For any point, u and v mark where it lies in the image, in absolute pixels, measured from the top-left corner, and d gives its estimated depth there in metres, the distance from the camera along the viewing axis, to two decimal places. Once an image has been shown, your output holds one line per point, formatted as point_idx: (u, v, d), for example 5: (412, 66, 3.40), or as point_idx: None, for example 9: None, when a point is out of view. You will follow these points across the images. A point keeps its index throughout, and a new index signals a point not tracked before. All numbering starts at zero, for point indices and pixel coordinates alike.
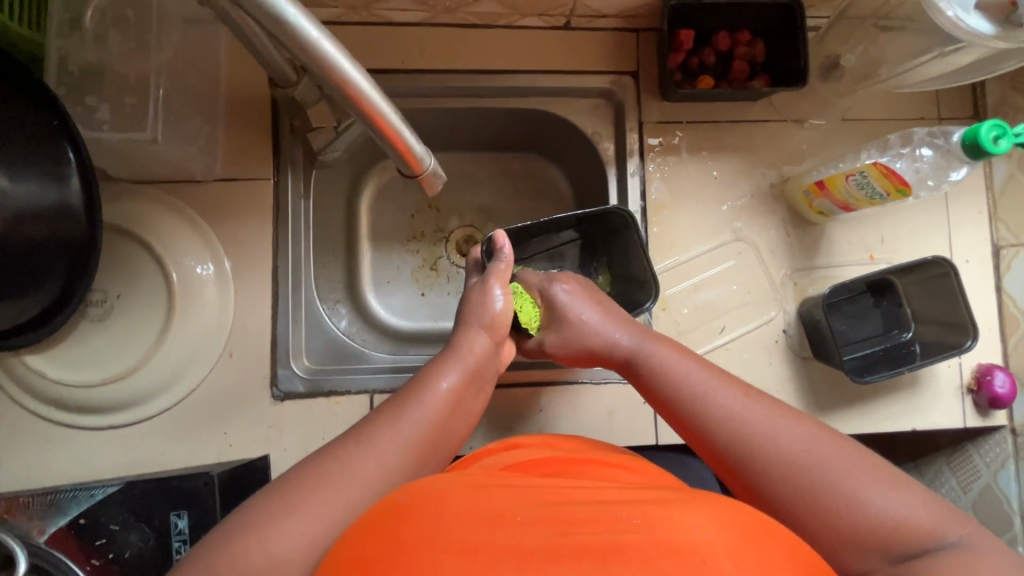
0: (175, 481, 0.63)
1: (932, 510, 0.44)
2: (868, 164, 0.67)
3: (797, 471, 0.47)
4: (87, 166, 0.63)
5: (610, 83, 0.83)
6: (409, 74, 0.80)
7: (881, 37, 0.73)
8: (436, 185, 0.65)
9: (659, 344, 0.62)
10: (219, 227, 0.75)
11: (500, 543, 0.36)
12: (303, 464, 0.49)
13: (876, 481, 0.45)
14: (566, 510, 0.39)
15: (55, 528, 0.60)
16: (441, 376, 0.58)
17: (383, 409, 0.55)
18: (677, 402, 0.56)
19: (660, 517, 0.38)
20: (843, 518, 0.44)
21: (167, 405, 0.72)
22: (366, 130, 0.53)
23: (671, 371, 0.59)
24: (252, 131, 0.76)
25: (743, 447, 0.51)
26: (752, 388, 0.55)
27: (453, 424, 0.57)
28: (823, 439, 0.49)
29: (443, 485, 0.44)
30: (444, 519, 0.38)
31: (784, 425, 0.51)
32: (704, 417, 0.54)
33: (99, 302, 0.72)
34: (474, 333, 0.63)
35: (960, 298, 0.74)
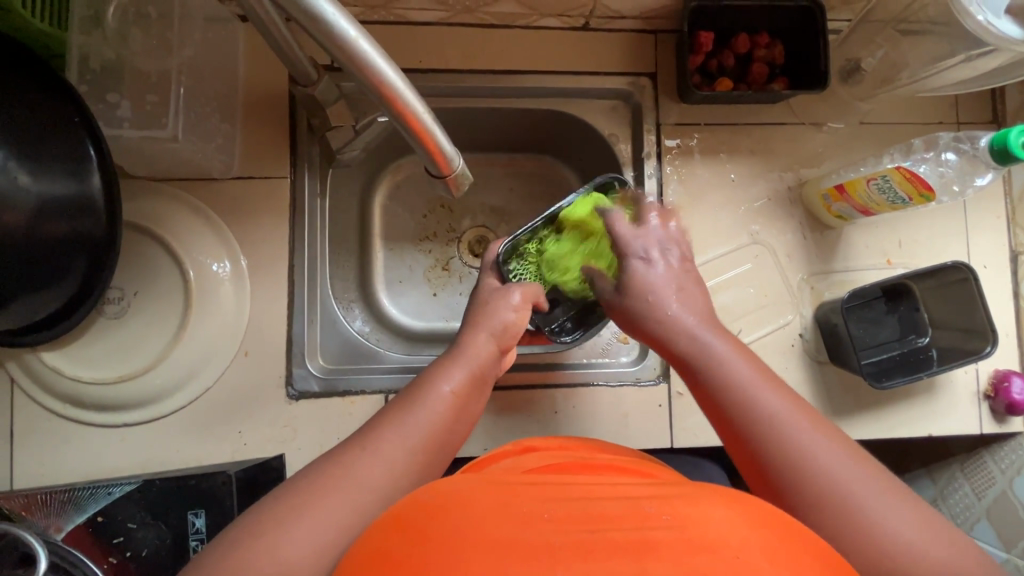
0: (192, 480, 0.63)
1: (953, 548, 0.43)
2: (890, 168, 0.66)
3: (838, 490, 0.45)
4: (107, 163, 0.63)
5: (627, 85, 0.82)
6: (427, 74, 0.80)
7: (903, 41, 0.73)
8: (461, 189, 0.64)
9: (725, 336, 0.57)
10: (235, 225, 0.75)
11: (529, 538, 0.36)
12: (319, 465, 0.49)
13: (914, 520, 0.44)
14: (593, 507, 0.39)
15: (73, 525, 0.60)
16: (443, 379, 0.57)
17: (387, 410, 0.54)
18: (721, 392, 0.53)
19: (688, 514, 0.38)
20: (873, 537, 0.43)
21: (182, 403, 0.72)
22: (398, 129, 0.52)
23: (727, 359, 0.55)
24: (269, 129, 0.76)
25: (782, 453, 0.48)
26: (798, 397, 0.53)
27: (457, 426, 0.55)
28: (864, 468, 0.47)
29: (466, 483, 0.43)
30: (472, 517, 0.38)
31: (831, 443, 0.48)
32: (748, 414, 0.51)
33: (115, 300, 0.72)
34: (480, 335, 0.62)
35: (978, 302, 0.74)
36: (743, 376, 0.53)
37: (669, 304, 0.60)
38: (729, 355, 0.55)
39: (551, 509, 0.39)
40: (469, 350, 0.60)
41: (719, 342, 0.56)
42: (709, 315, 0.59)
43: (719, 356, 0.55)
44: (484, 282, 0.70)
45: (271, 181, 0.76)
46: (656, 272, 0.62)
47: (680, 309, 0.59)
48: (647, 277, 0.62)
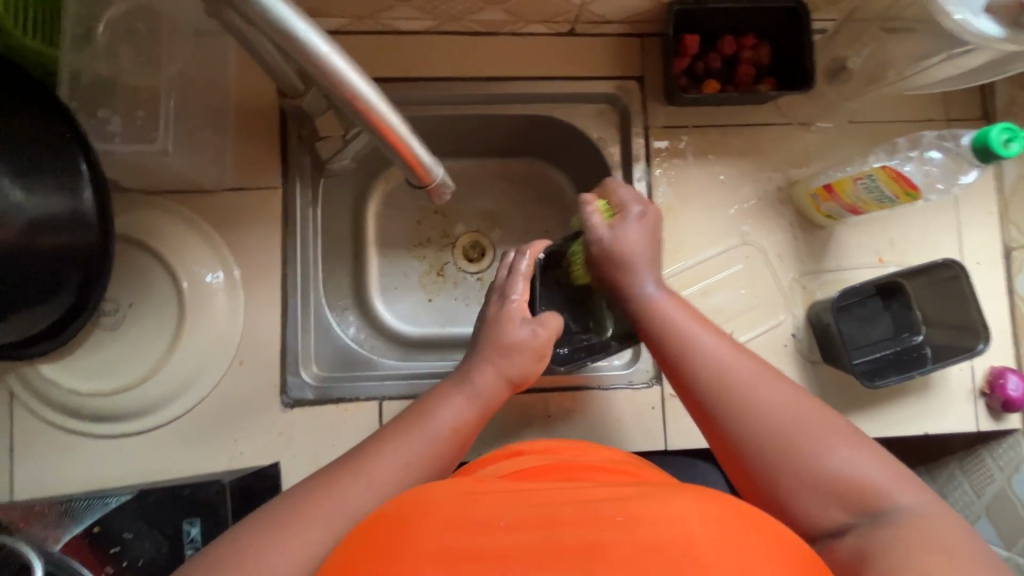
0: (187, 490, 0.64)
1: (894, 475, 0.47)
2: (875, 168, 0.67)
3: (775, 424, 0.51)
4: (99, 176, 0.64)
5: (615, 89, 0.83)
6: (416, 83, 0.81)
7: (888, 40, 0.73)
8: (444, 196, 0.65)
9: (670, 290, 0.64)
10: (227, 236, 0.75)
11: (484, 547, 0.37)
12: (307, 484, 0.50)
13: (844, 445, 0.48)
14: (552, 509, 0.40)
15: (70, 536, 0.61)
16: (447, 412, 0.59)
17: (386, 436, 0.56)
18: (668, 344, 0.59)
19: (640, 512, 0.38)
20: (812, 471, 0.48)
21: (177, 413, 0.72)
22: (375, 141, 0.53)
23: (667, 312, 0.61)
24: (260, 141, 0.76)
25: (725, 397, 0.54)
26: (737, 344, 0.58)
27: (453, 461, 0.57)
28: (801, 402, 0.52)
29: (435, 490, 0.44)
30: (433, 525, 0.39)
31: (771, 382, 0.53)
32: (692, 363, 0.57)
33: (111, 312, 0.73)
34: (491, 367, 0.62)
35: (970, 297, 0.74)
36: (686, 328, 0.59)
37: (635, 257, 0.65)
38: (671, 307, 0.62)
39: (508, 517, 0.39)
40: (478, 380, 0.61)
41: (660, 294, 0.63)
42: (659, 268, 0.66)
43: (661, 308, 0.62)
44: (510, 305, 0.67)
45: (262, 192, 0.76)
46: (631, 230, 0.67)
47: (639, 259, 0.65)
48: (622, 236, 0.66)
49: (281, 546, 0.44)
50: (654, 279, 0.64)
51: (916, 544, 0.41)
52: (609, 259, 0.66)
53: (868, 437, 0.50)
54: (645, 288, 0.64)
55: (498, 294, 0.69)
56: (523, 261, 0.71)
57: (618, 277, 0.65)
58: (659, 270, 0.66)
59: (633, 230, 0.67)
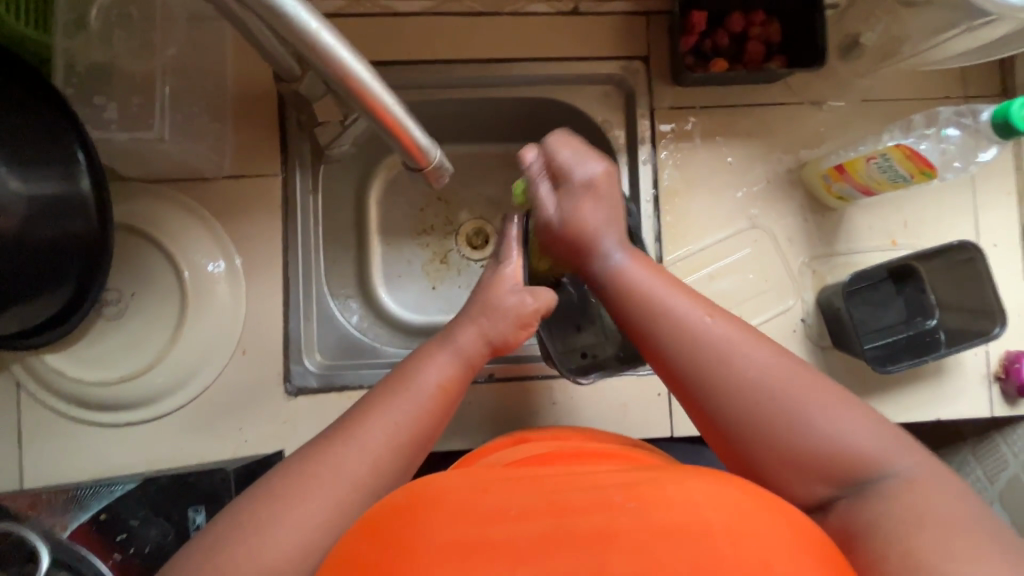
0: (192, 478, 0.63)
1: (887, 442, 0.45)
2: (890, 146, 0.64)
3: (757, 400, 0.48)
4: (96, 165, 0.63)
5: (619, 69, 0.81)
6: (416, 66, 0.79)
7: (903, 12, 0.70)
8: (444, 179, 0.63)
9: (636, 255, 0.60)
10: (228, 224, 0.75)
11: (496, 537, 0.36)
12: (306, 455, 0.50)
13: (834, 410, 0.46)
14: (561, 495, 0.39)
15: (77, 523, 0.61)
16: (427, 370, 0.58)
17: (367, 401, 0.55)
18: (637, 317, 0.56)
19: (655, 500, 0.38)
20: (796, 444, 0.46)
21: (182, 401, 0.72)
22: (369, 122, 0.51)
23: (637, 282, 0.57)
24: (260, 128, 0.75)
25: (706, 373, 0.50)
26: (716, 308, 0.55)
27: (441, 420, 0.56)
28: (782, 365, 0.49)
29: (442, 479, 0.43)
30: (443, 518, 0.38)
31: (756, 351, 0.50)
32: (662, 340, 0.53)
33: (113, 301, 0.73)
34: (473, 326, 0.61)
35: (987, 282, 0.72)
36: (656, 297, 0.56)
37: (592, 228, 0.61)
38: (636, 276, 0.58)
39: (519, 506, 0.39)
40: (461, 339, 0.60)
41: (624, 261, 0.59)
42: (622, 232, 0.62)
43: (627, 277, 0.58)
44: (502, 269, 0.65)
45: (262, 179, 0.76)
46: (580, 202, 0.62)
47: (602, 231, 0.61)
48: (572, 211, 0.61)
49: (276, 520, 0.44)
50: (618, 244, 0.61)
51: (903, 516, 0.41)
52: (571, 236, 0.62)
53: (856, 394, 0.48)
54: (610, 259, 0.60)
55: (492, 262, 0.67)
56: (513, 226, 0.68)
57: (583, 252, 0.61)
58: (623, 234, 0.62)
59: (586, 195, 0.62)
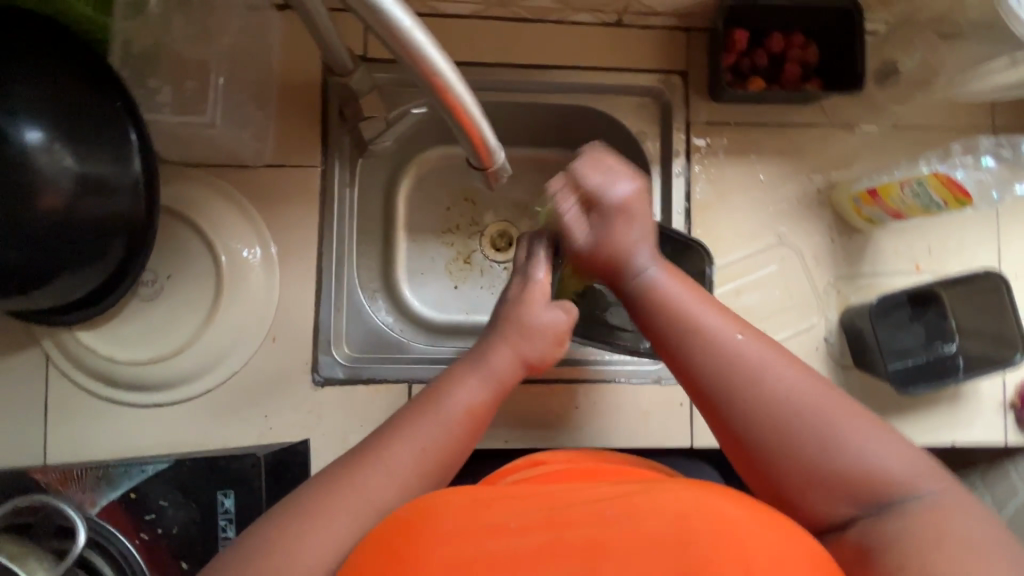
0: (223, 461, 0.63)
1: (910, 466, 0.47)
2: (926, 172, 0.66)
3: (786, 421, 0.49)
4: (147, 148, 0.64)
5: (658, 82, 0.82)
6: (459, 66, 0.80)
7: (942, 45, 0.73)
8: (500, 180, 0.64)
9: (670, 269, 0.61)
10: (266, 213, 0.75)
11: (498, 551, 0.41)
12: (318, 479, 0.51)
13: (860, 430, 0.48)
14: (556, 510, 0.44)
15: (107, 500, 0.61)
16: (457, 391, 0.59)
17: (398, 422, 0.56)
18: (668, 330, 0.56)
19: (642, 510, 0.43)
20: (823, 463, 0.47)
21: (210, 385, 0.73)
22: (443, 119, 0.52)
23: (670, 295, 0.58)
24: (303, 119, 0.76)
25: (733, 386, 0.51)
26: (743, 322, 0.56)
27: (469, 441, 0.57)
28: (813, 387, 0.50)
29: (447, 492, 0.47)
30: (451, 531, 0.42)
31: (785, 368, 0.51)
32: (690, 355, 0.54)
33: (149, 282, 0.73)
34: (508, 346, 0.62)
35: (1010, 312, 0.75)
36: (686, 313, 0.56)
37: (628, 248, 0.61)
38: (671, 292, 0.58)
39: (516, 520, 0.43)
40: (492, 360, 0.61)
41: (659, 275, 0.60)
42: (654, 245, 0.62)
43: (662, 290, 0.59)
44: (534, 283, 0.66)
45: (302, 170, 0.76)
46: (615, 227, 0.61)
47: (637, 247, 0.61)
48: (607, 237, 0.61)
49: (299, 533, 0.45)
50: (651, 259, 0.61)
51: (921, 540, 0.42)
52: (608, 261, 0.62)
53: (883, 418, 0.50)
54: (644, 273, 0.60)
55: (520, 275, 0.68)
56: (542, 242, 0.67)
57: (616, 268, 0.62)
58: (655, 249, 0.62)
59: (623, 224, 0.61)
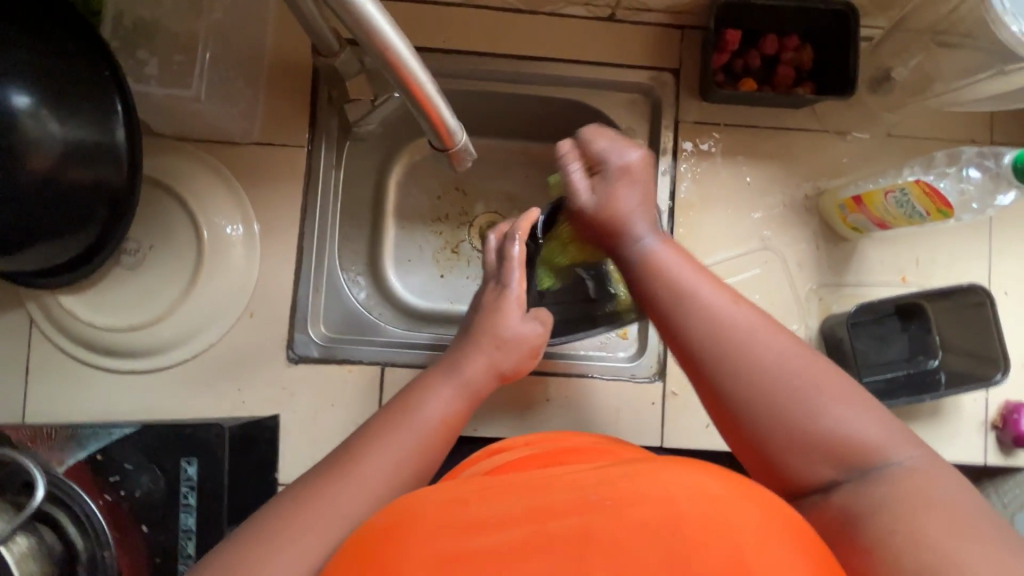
0: (188, 430, 0.64)
1: (892, 433, 0.46)
2: (909, 181, 0.64)
3: (768, 386, 0.49)
4: (132, 117, 0.65)
5: (649, 79, 0.81)
6: (449, 54, 0.81)
7: (937, 53, 0.70)
8: (466, 164, 0.64)
9: (668, 241, 0.62)
10: (251, 190, 0.77)
11: (478, 546, 0.37)
12: (292, 495, 0.49)
13: (841, 396, 0.47)
14: (542, 499, 0.40)
15: (74, 460, 0.63)
16: (429, 401, 0.60)
17: (366, 435, 0.56)
18: (663, 296, 0.57)
19: (626, 493, 0.39)
20: (803, 426, 0.47)
21: (187, 356, 0.74)
22: (404, 99, 0.53)
23: (664, 264, 0.59)
24: (292, 99, 0.78)
25: (721, 350, 0.52)
26: (733, 293, 0.56)
27: (444, 450, 0.59)
28: (798, 352, 0.50)
29: (415, 494, 0.44)
30: (426, 528, 0.39)
31: (773, 336, 0.51)
32: (681, 319, 0.55)
33: (132, 251, 0.75)
34: (482, 357, 0.64)
35: (993, 329, 0.73)
36: (680, 277, 0.57)
37: (626, 214, 0.63)
38: (668, 258, 0.59)
39: (498, 515, 0.40)
40: (465, 370, 0.63)
41: (657, 245, 0.61)
42: (654, 216, 0.64)
43: (657, 258, 0.60)
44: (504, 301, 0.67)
45: (289, 149, 0.78)
46: (616, 190, 0.64)
47: (635, 216, 0.63)
48: (609, 199, 0.64)
49: (271, 554, 0.44)
50: (651, 229, 0.62)
51: (900, 501, 0.41)
52: (603, 224, 0.64)
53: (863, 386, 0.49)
54: (643, 241, 0.61)
55: (494, 284, 0.69)
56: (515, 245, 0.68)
57: (614, 233, 0.63)
58: (653, 219, 0.64)
59: (622, 185, 0.64)
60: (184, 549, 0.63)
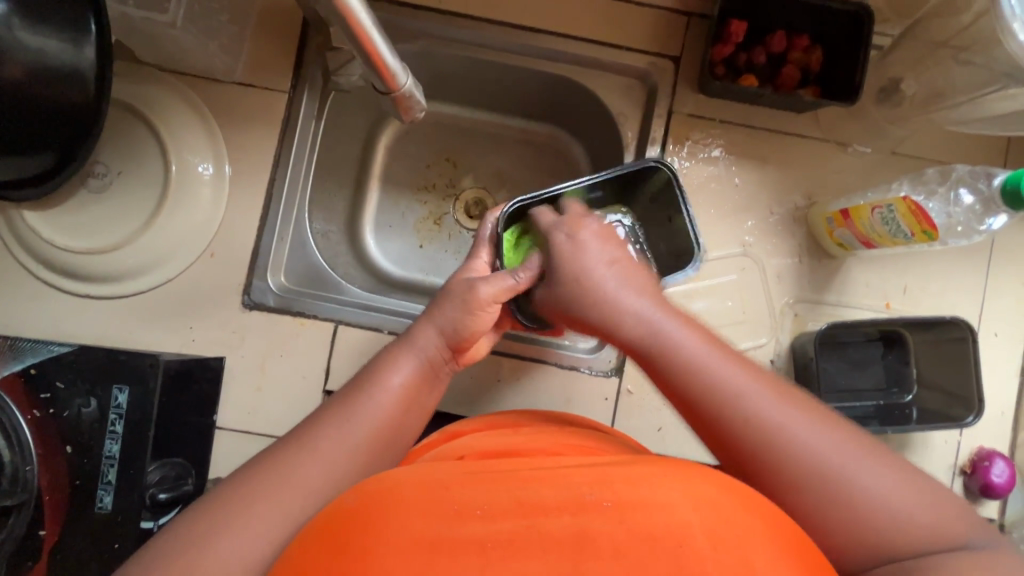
0: (123, 357, 0.65)
1: (939, 509, 0.42)
2: (897, 198, 0.61)
3: (819, 481, 0.43)
4: (106, 38, 0.65)
5: (646, 64, 0.78)
6: (443, 16, 0.79)
7: (954, 70, 0.65)
8: (416, 113, 0.64)
9: (676, 311, 0.53)
10: (227, 129, 0.76)
11: (460, 537, 0.36)
12: (247, 474, 0.46)
13: (885, 480, 0.42)
14: (532, 490, 0.38)
15: (8, 372, 0.64)
16: (391, 371, 0.54)
17: (328, 406, 0.52)
18: (681, 375, 0.49)
19: (630, 499, 0.37)
20: (852, 523, 0.42)
21: (141, 288, 0.74)
22: (340, 30, 0.51)
23: (685, 338, 0.50)
24: (279, 44, 0.77)
25: (751, 438, 0.45)
26: (751, 361, 0.50)
27: (406, 420, 0.53)
28: (831, 435, 0.44)
29: (391, 472, 0.41)
30: (408, 509, 0.37)
31: (804, 419, 0.45)
32: (704, 403, 0.47)
33: (100, 175, 0.74)
34: (432, 328, 0.56)
35: (972, 368, 0.68)
36: (689, 341, 0.50)
37: (619, 293, 0.54)
38: (684, 337, 0.50)
39: (485, 504, 0.38)
40: (418, 340, 0.56)
41: (672, 322, 0.51)
42: (654, 289, 0.55)
43: (672, 335, 0.50)
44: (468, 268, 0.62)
45: (270, 93, 0.77)
46: (596, 270, 0.56)
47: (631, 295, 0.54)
48: (591, 277, 0.55)
49: (218, 544, 0.41)
50: (656, 308, 0.53)
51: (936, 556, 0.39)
52: (584, 296, 0.55)
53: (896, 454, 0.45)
54: (651, 318, 0.52)
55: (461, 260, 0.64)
56: (485, 225, 0.64)
57: (609, 316, 0.53)
58: (654, 293, 0.55)
59: (590, 244, 0.58)
60: (105, 475, 0.64)
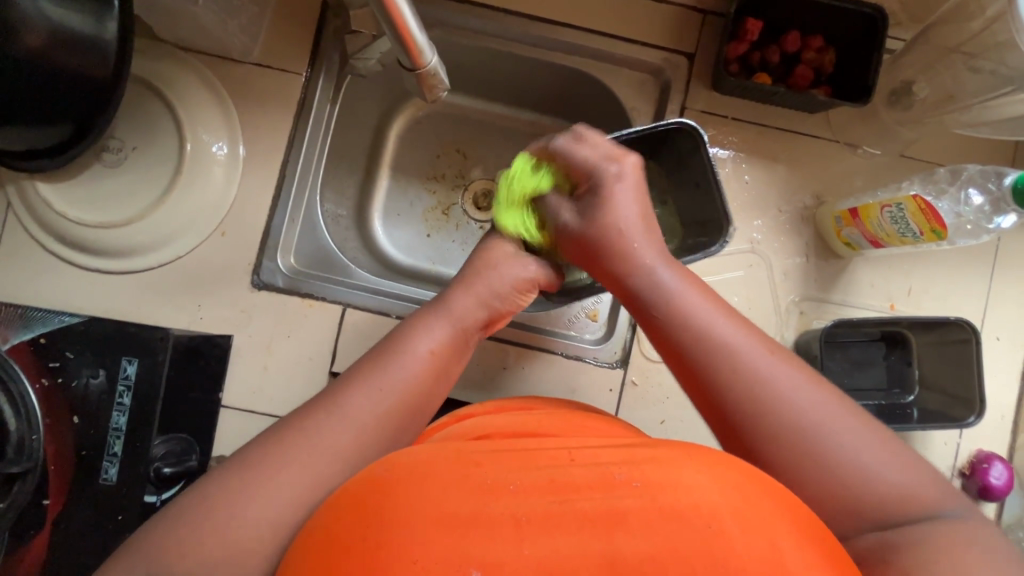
0: (133, 328, 0.67)
1: (937, 487, 0.44)
2: (907, 196, 0.62)
3: (801, 429, 0.45)
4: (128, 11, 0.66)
5: (661, 60, 0.79)
6: (461, 5, 0.80)
7: (965, 73, 0.66)
8: (439, 93, 0.64)
9: (678, 268, 0.55)
10: (243, 109, 0.76)
11: (493, 512, 0.37)
12: (266, 441, 0.45)
13: (881, 454, 0.44)
14: (565, 470, 0.39)
15: (18, 340, 0.65)
16: (423, 338, 0.54)
17: (354, 371, 0.51)
18: (679, 334, 0.51)
19: (659, 480, 0.38)
20: (851, 492, 0.43)
21: (150, 264, 0.74)
22: (372, 3, 0.51)
23: (684, 296, 0.53)
24: (298, 26, 0.78)
25: (748, 398, 0.47)
26: (748, 324, 0.52)
27: (434, 387, 0.53)
28: (827, 403, 0.46)
29: (421, 449, 0.42)
30: (442, 484, 0.38)
31: (798, 383, 0.47)
32: (702, 359, 0.49)
33: (115, 150, 0.75)
34: (473, 296, 0.57)
35: (974, 369, 0.69)
36: (687, 301, 0.53)
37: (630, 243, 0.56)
38: (685, 294, 0.53)
39: (519, 480, 0.39)
40: (455, 307, 0.56)
41: (670, 277, 0.54)
42: (663, 247, 0.57)
43: (673, 293, 0.53)
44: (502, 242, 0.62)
45: (287, 75, 0.77)
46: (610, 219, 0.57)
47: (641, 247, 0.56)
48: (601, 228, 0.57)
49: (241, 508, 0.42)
50: (661, 262, 0.55)
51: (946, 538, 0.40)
52: (595, 245, 0.57)
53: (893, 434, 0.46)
54: (654, 273, 0.55)
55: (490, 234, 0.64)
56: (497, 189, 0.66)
57: (618, 269, 0.56)
58: (663, 250, 0.57)
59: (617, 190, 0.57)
60: (111, 447, 0.66)
